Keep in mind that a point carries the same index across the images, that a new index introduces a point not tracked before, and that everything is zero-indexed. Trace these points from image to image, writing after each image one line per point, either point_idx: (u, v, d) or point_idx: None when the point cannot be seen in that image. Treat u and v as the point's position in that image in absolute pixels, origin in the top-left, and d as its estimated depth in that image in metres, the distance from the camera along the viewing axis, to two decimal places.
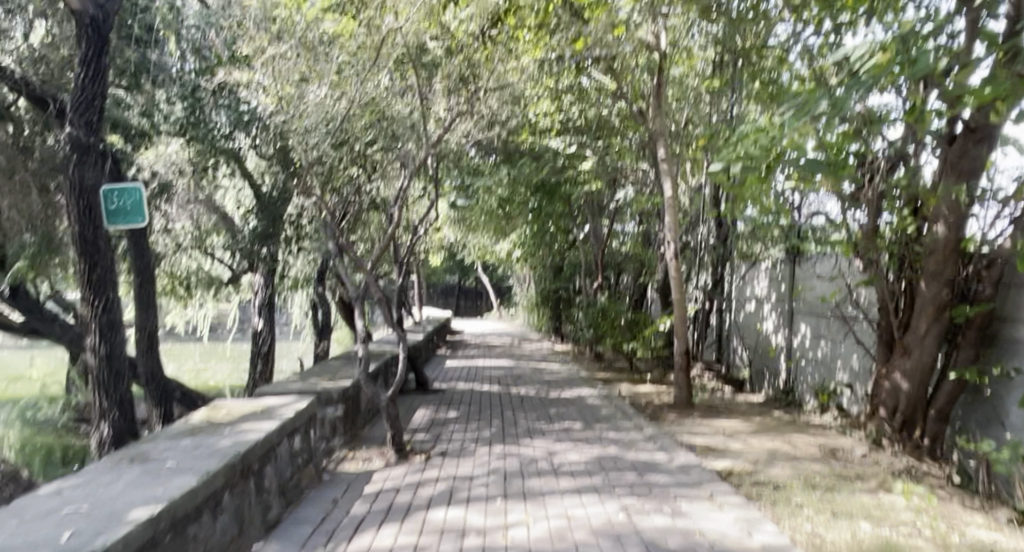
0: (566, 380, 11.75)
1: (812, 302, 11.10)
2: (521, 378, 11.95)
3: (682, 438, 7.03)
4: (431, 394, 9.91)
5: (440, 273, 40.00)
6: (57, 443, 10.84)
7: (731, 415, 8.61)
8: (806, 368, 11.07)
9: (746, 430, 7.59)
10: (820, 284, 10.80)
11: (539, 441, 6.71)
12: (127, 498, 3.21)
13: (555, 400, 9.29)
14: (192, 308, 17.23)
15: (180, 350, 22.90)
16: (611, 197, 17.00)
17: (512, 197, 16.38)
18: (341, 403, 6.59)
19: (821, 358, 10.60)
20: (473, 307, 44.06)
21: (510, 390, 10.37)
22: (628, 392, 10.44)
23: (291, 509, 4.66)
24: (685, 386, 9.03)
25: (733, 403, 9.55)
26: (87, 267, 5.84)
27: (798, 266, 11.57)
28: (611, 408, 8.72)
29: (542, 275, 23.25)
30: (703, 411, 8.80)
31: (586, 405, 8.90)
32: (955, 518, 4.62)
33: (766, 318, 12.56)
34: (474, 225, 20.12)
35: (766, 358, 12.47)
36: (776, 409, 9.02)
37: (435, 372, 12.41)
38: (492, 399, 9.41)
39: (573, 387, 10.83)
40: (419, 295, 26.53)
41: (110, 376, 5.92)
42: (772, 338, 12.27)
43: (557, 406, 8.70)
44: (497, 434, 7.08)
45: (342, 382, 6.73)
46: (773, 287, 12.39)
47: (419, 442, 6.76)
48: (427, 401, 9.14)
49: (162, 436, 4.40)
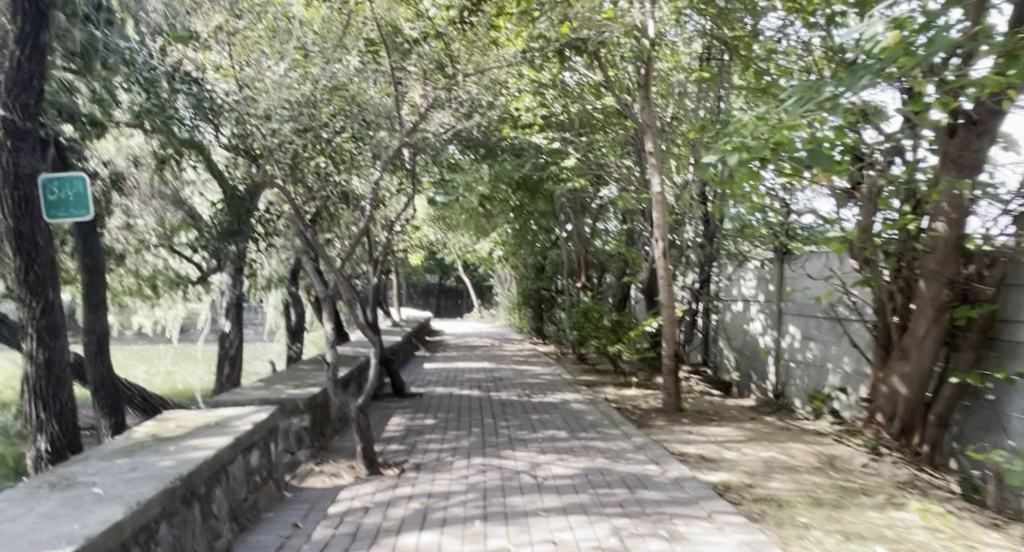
0: (549, 383, 11.32)
1: (801, 302, 10.78)
2: (503, 381, 11.52)
3: (673, 447, 6.63)
4: (407, 399, 9.45)
5: (420, 273, 39.52)
6: (9, 451, 10.20)
7: (722, 420, 8.23)
8: (796, 370, 10.74)
9: (739, 438, 7.20)
10: (810, 284, 10.48)
11: (521, 452, 6.27)
12: (35, 536, 2.71)
13: (537, 405, 8.87)
14: (161, 309, 16.60)
15: (151, 353, 22.16)
16: (594, 195, 16.64)
17: (492, 194, 15.96)
18: (308, 413, 6.12)
19: (812, 360, 10.29)
20: (453, 308, 43.62)
21: (491, 394, 9.93)
22: (614, 396, 10.03)
23: (244, 535, 4.17)
24: (673, 390, 8.64)
25: (722, 407, 9.18)
26: (23, 266, 5.27)
27: (786, 265, 11.29)
28: (597, 414, 8.33)
29: (522, 274, 22.86)
30: (693, 416, 8.41)
31: (570, 411, 8.48)
32: (975, 538, 4.25)
33: (754, 319, 12.24)
34: (455, 223, 19.70)
35: (754, 360, 12.13)
36: (767, 414, 8.66)
37: (412, 375, 11.95)
38: (471, 404, 8.97)
39: (556, 391, 10.42)
40: (398, 295, 26.00)
41: (50, 385, 5.40)
42: (760, 339, 11.94)
43: (540, 412, 8.27)
44: (476, 444, 6.64)
45: (309, 390, 6.26)
46: (761, 287, 12.07)
47: (391, 453, 6.30)
48: (403, 407, 8.67)
49: (95, 455, 3.90)
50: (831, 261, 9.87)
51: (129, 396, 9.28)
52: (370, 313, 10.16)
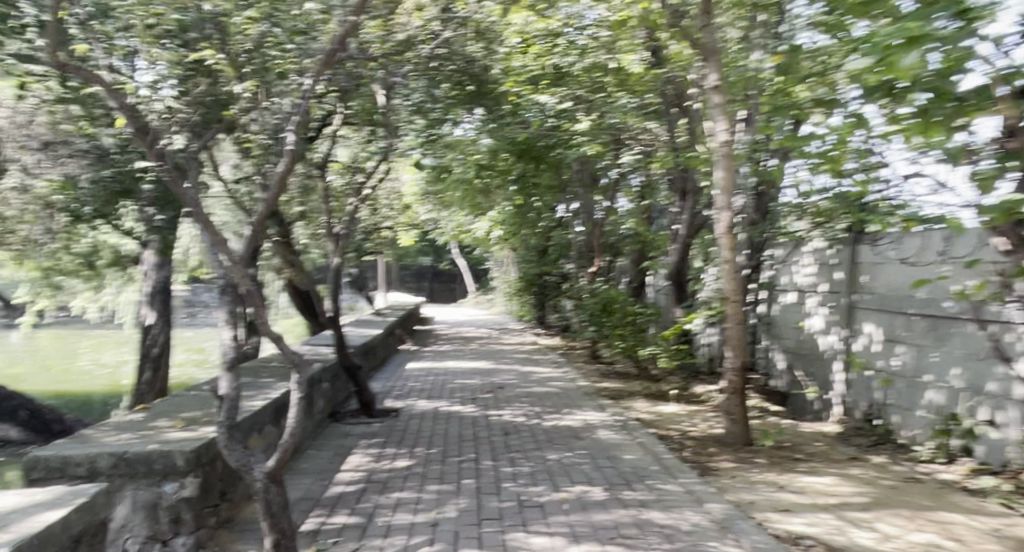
0: (562, 393, 9.07)
1: (884, 295, 8.49)
2: (504, 390, 9.23)
3: (773, 524, 4.29)
4: (379, 420, 7.16)
5: (413, 256, 37.33)
6: None
7: (811, 461, 5.92)
8: (875, 384, 8.48)
9: (853, 498, 4.89)
10: (900, 272, 8.21)
11: (539, 540, 3.90)
12: None
13: (552, 433, 6.60)
14: (105, 292, 14.23)
15: (110, 342, 19.95)
16: (608, 163, 14.27)
17: (490, 162, 13.59)
18: (194, 476, 3.76)
19: (900, 370, 8.01)
20: (448, 293, 41.42)
21: (490, 412, 7.64)
22: (649, 415, 7.77)
23: None
24: (739, 417, 6.30)
25: (798, 436, 6.88)
26: None
27: (861, 248, 9.03)
28: (637, 450, 6.03)
29: (522, 257, 20.60)
30: (769, 454, 6.09)
31: (598, 444, 6.20)
32: None
33: (813, 315, 9.97)
34: (449, 196, 17.49)
35: (812, 366, 9.88)
36: (866, 450, 6.36)
37: (392, 380, 9.67)
38: (464, 430, 6.69)
39: (572, 405, 8.15)
40: (385, 278, 23.74)
41: None
42: (822, 340, 9.71)
43: (558, 448, 5.97)
44: (469, 517, 4.31)
45: (200, 438, 3.88)
46: (824, 275, 9.79)
47: (332, 538, 3.96)
48: (370, 437, 6.36)
49: None
50: (937, 240, 7.59)
51: (12, 411, 7.66)
52: (332, 305, 7.83)
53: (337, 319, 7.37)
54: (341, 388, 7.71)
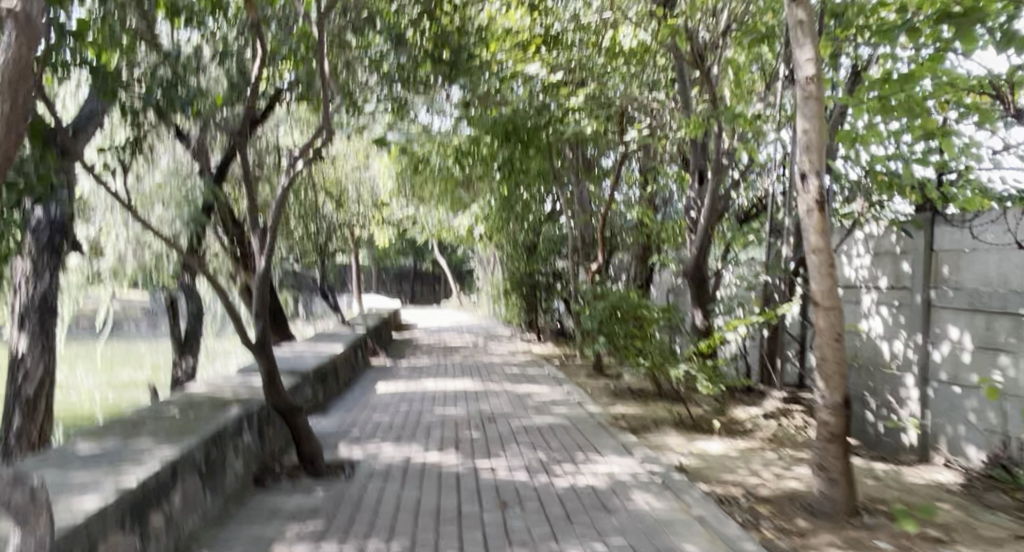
0: (570, 426, 7.05)
1: (972, 292, 6.55)
2: (496, 423, 7.19)
3: None
4: (322, 485, 5.13)
5: (391, 256, 35.20)
6: None
7: (960, 545, 3.97)
8: (967, 404, 6.58)
9: None
10: (1000, 262, 6.30)
11: None
12: None
13: (566, 501, 4.62)
14: None
15: None
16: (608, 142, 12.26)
17: (470, 146, 11.59)
18: None
19: (1012, 388, 6.10)
20: (430, 294, 39.29)
21: (478, 463, 5.63)
22: (692, 460, 5.77)
23: None
24: (839, 478, 4.32)
25: (911, 491, 4.93)
26: None
27: (940, 231, 7.09)
28: (699, 535, 4.05)
29: (507, 255, 18.37)
30: (891, 532, 4.15)
31: (637, 525, 4.20)
32: None
33: (870, 316, 8.04)
34: (426, 185, 15.42)
35: (872, 380, 7.95)
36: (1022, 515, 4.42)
37: (352, 413, 7.61)
38: (437, 501, 4.66)
39: (588, 447, 6.15)
40: (359, 280, 21.59)
41: None
42: (886, 347, 7.75)
43: (581, 537, 3.99)
44: None
45: None
46: (884, 267, 7.85)
47: None
48: (301, 522, 4.34)
49: None
50: None
51: None
52: (258, 325, 5.76)
53: (262, 343, 5.32)
54: (273, 436, 5.68)
